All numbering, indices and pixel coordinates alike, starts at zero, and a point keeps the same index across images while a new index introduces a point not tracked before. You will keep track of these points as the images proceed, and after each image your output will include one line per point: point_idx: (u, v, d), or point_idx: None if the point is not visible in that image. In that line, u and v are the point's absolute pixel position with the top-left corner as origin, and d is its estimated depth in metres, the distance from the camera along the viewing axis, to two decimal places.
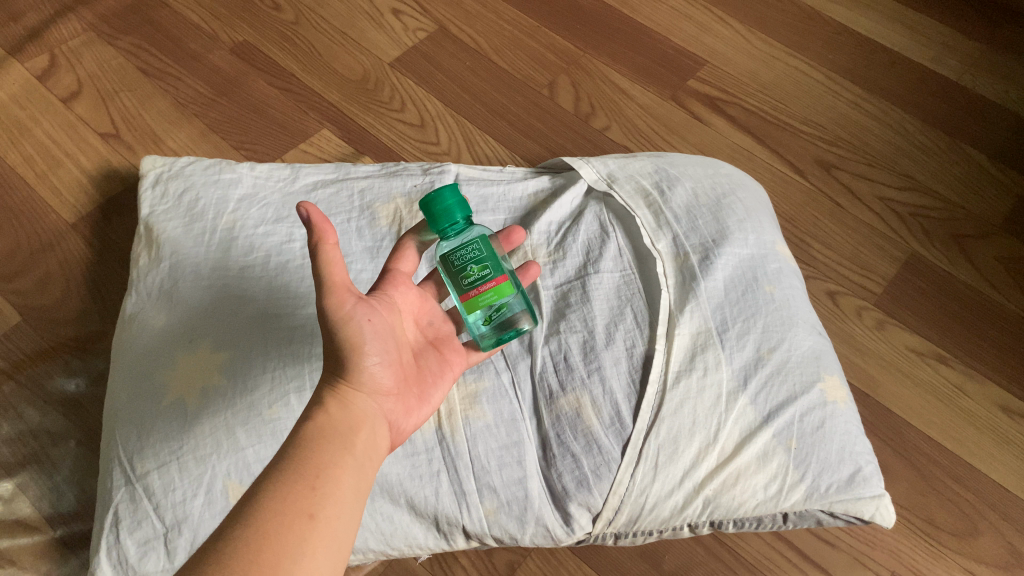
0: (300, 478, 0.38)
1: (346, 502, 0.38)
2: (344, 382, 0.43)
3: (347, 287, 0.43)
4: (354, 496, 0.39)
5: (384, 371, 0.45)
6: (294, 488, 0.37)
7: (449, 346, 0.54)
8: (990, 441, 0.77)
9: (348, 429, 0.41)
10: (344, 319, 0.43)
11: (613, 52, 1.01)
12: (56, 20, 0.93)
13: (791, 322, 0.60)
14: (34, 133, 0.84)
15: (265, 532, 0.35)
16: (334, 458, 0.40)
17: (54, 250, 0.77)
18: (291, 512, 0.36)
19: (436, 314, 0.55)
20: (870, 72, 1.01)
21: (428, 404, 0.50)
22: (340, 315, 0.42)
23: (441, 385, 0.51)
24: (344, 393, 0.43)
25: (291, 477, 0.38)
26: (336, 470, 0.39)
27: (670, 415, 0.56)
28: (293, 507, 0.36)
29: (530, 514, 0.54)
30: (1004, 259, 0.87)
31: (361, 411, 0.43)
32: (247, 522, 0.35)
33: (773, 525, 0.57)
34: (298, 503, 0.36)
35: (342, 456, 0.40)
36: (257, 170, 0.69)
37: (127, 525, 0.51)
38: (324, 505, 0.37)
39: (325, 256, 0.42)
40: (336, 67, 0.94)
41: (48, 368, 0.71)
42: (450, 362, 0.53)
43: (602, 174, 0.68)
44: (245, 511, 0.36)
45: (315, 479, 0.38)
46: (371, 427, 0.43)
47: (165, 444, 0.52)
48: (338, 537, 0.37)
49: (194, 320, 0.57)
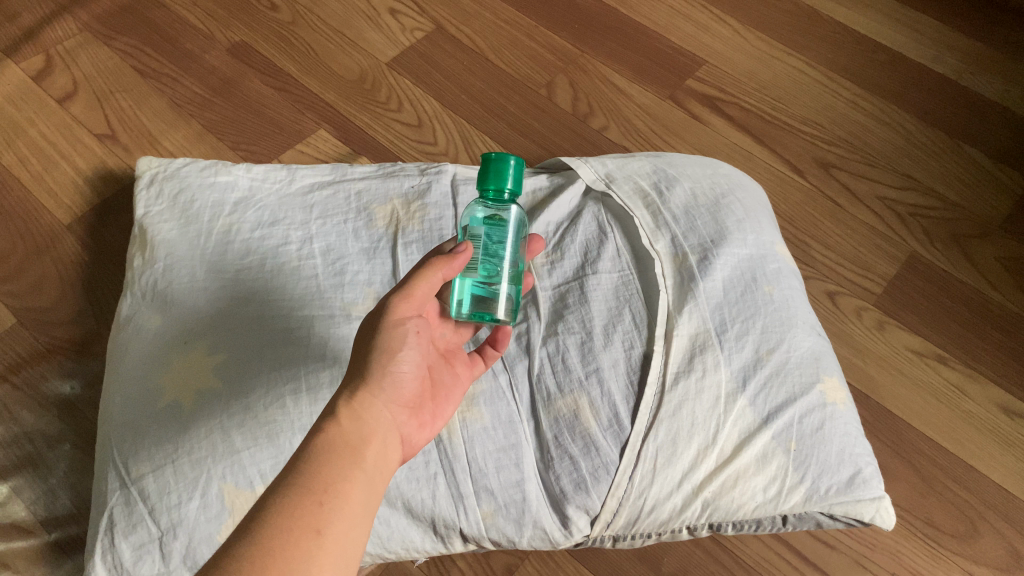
0: (307, 493, 0.37)
1: (355, 516, 0.38)
2: (360, 391, 0.43)
3: (417, 305, 0.46)
4: (364, 511, 0.38)
5: (407, 382, 0.45)
6: (303, 503, 0.36)
7: (459, 359, 0.54)
8: (991, 442, 0.77)
9: (359, 441, 0.41)
10: (395, 323, 0.45)
11: (611, 51, 1.01)
12: (51, 21, 0.92)
13: (790, 322, 0.60)
14: (30, 134, 0.84)
15: (273, 548, 0.34)
16: (344, 472, 0.39)
17: (49, 252, 0.77)
18: (298, 528, 0.35)
19: (447, 328, 0.55)
20: (869, 71, 1.01)
21: (439, 418, 0.49)
22: (394, 318, 0.45)
23: (453, 400, 0.51)
24: (356, 402, 0.42)
25: (299, 491, 0.37)
26: (346, 485, 0.38)
27: (669, 417, 0.56)
28: (301, 523, 0.35)
29: (527, 517, 0.54)
30: (1004, 259, 0.87)
31: (374, 421, 0.42)
32: (251, 540, 0.34)
33: (772, 527, 0.56)
34: (305, 518, 0.36)
35: (352, 471, 0.39)
36: (253, 170, 0.68)
37: (123, 529, 0.50)
38: (332, 521, 0.36)
39: (424, 273, 0.46)
40: (333, 67, 0.94)
41: (43, 370, 0.70)
42: (460, 375, 0.53)
43: (600, 174, 0.68)
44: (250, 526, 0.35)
45: (323, 495, 0.37)
46: (383, 440, 0.42)
47: (160, 448, 0.52)
48: (348, 553, 0.36)
49: (191, 323, 0.57)
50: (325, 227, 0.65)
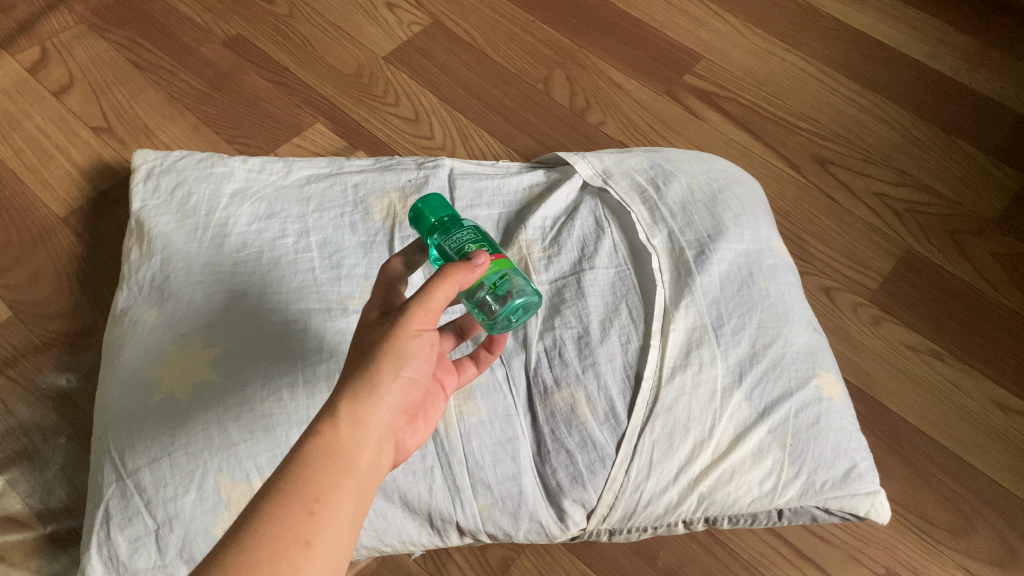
0: (297, 500, 0.35)
1: (344, 527, 0.36)
2: (360, 394, 0.40)
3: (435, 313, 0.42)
4: (353, 521, 0.37)
5: (414, 389, 0.43)
6: (292, 511, 0.35)
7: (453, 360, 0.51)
8: (986, 438, 0.77)
9: (357, 448, 0.39)
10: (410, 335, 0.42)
11: (609, 47, 1.01)
12: (47, 13, 0.92)
13: (786, 317, 0.60)
14: (26, 126, 0.83)
15: (258, 559, 0.33)
16: (335, 479, 0.37)
17: (45, 245, 0.77)
18: (285, 538, 0.34)
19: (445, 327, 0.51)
20: (866, 67, 1.01)
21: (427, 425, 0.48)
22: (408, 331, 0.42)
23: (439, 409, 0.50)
24: (358, 405, 0.40)
25: (289, 496, 0.35)
26: (337, 493, 0.37)
27: (665, 411, 0.56)
28: (289, 533, 0.34)
29: (524, 510, 0.54)
30: (999, 256, 0.87)
31: (376, 427, 0.40)
32: (239, 549, 0.33)
33: (768, 521, 0.56)
34: (293, 527, 0.34)
35: (344, 477, 0.38)
36: (250, 164, 0.68)
37: (118, 522, 0.50)
38: (321, 531, 0.35)
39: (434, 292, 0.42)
40: (329, 61, 0.94)
41: (39, 363, 0.70)
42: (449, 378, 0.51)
43: (597, 169, 0.68)
44: (238, 536, 0.34)
45: (314, 503, 0.36)
46: (380, 445, 0.40)
47: (157, 441, 0.52)
48: (334, 567, 0.35)
49: (187, 316, 0.57)
50: (321, 220, 0.65)
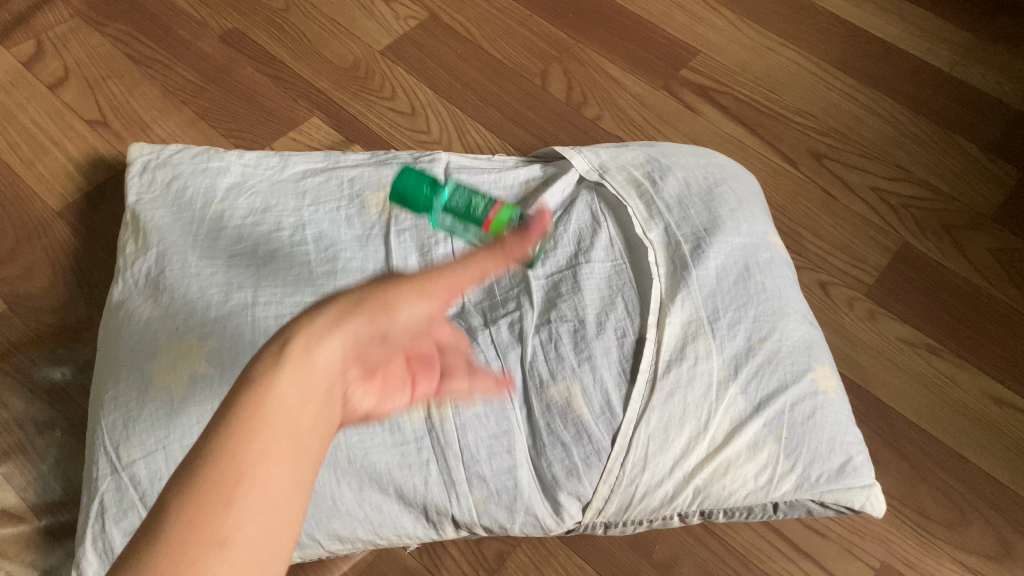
0: (212, 486, 0.28)
1: (277, 515, 0.29)
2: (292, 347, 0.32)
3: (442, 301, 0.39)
4: (287, 507, 0.30)
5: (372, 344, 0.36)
6: (201, 500, 0.27)
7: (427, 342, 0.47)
8: (980, 432, 0.77)
9: (291, 411, 0.31)
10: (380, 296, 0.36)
11: (606, 41, 1.01)
12: (43, 7, 0.92)
13: (781, 311, 0.60)
14: (21, 120, 0.83)
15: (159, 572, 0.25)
16: (263, 453, 0.29)
17: (40, 238, 0.76)
18: (194, 539, 0.27)
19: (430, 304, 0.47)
20: (863, 62, 1.02)
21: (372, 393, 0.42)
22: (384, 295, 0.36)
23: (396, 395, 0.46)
24: (292, 356, 0.32)
25: (201, 481, 0.28)
26: (266, 470, 0.29)
27: (661, 405, 0.56)
28: (199, 531, 0.27)
29: (519, 503, 0.54)
30: (994, 251, 0.87)
31: (318, 382, 0.32)
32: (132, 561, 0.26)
33: (763, 515, 0.57)
34: (206, 522, 0.27)
35: (275, 449, 0.30)
36: (246, 157, 0.68)
37: (113, 515, 0.51)
38: (244, 522, 0.28)
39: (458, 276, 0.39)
40: (326, 55, 0.94)
41: (33, 357, 0.70)
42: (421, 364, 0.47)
43: (593, 164, 0.68)
44: (136, 538, 0.27)
45: (233, 488, 0.28)
46: (326, 406, 0.33)
47: (151, 432, 0.52)
48: (263, 566, 0.28)
49: (181, 308, 0.57)
50: (317, 213, 0.65)
